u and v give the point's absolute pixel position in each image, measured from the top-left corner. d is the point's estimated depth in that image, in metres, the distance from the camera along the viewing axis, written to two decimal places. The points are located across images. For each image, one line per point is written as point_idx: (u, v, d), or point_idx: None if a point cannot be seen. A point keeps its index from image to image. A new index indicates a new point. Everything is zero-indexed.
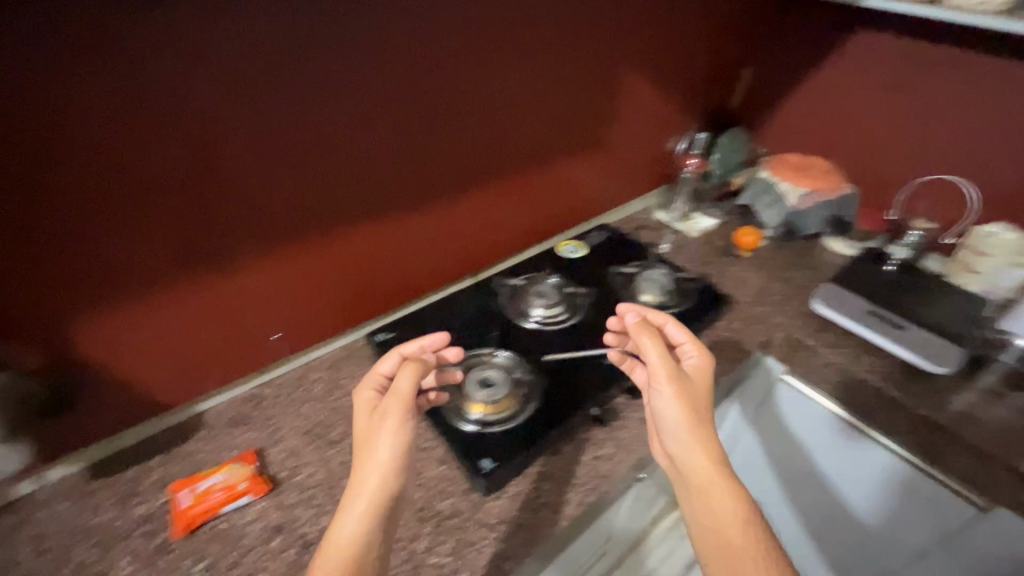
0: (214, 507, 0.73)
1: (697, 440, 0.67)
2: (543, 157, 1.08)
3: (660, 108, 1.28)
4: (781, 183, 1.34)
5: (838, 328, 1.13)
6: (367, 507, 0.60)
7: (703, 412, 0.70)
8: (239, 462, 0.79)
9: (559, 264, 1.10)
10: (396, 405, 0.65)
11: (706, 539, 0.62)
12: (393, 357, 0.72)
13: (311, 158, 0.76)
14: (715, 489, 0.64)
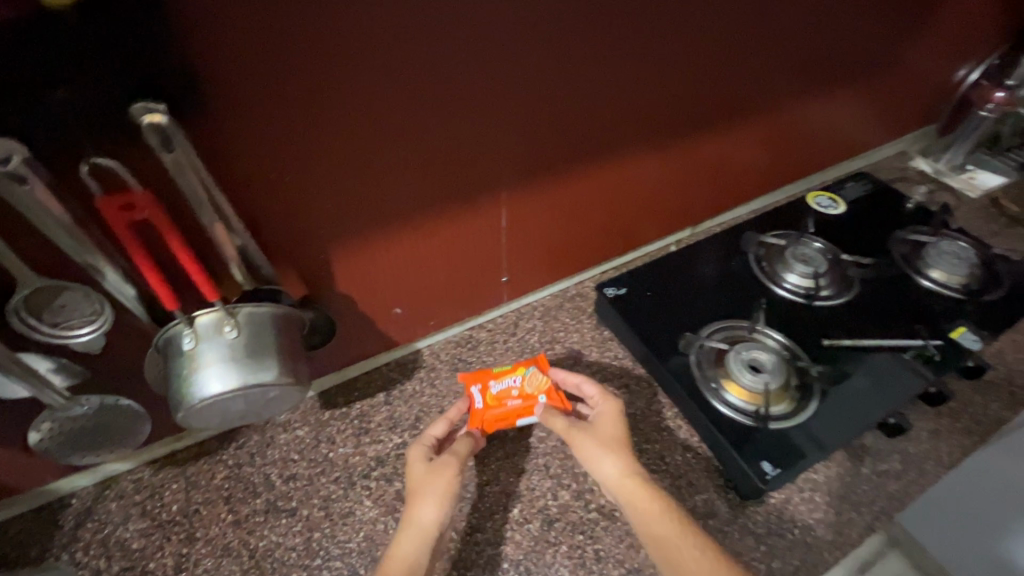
0: (509, 413, 0.68)
1: (624, 477, 0.57)
2: (814, 80, 0.86)
3: (969, 17, 0.96)
4: None
5: None
6: (409, 552, 0.53)
7: (626, 449, 0.60)
8: (537, 368, 0.70)
9: (818, 222, 0.89)
10: (453, 461, 0.59)
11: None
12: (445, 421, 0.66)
13: (587, 76, 0.62)
14: (656, 520, 0.54)
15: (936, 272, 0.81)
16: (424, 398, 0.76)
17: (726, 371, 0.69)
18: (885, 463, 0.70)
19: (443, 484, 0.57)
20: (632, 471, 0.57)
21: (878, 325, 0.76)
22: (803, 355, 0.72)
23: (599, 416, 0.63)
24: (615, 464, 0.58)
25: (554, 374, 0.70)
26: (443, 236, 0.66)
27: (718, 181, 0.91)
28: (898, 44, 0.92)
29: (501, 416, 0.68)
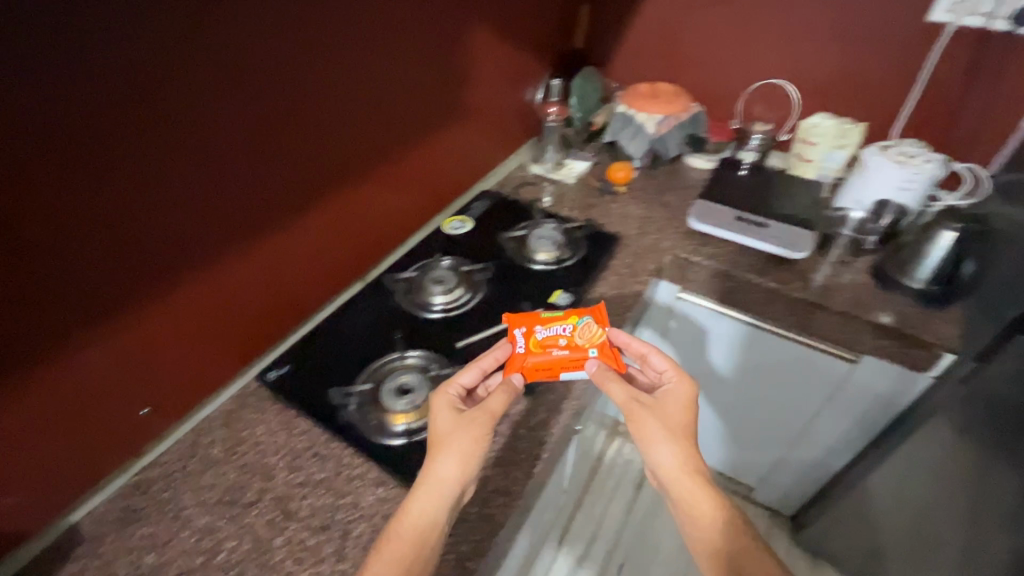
0: (555, 362, 0.81)
1: (681, 465, 0.73)
2: (403, 136, 1.03)
3: (511, 58, 1.26)
4: (637, 114, 1.39)
5: (716, 238, 1.22)
6: (432, 506, 0.64)
7: (689, 430, 0.76)
8: (588, 322, 0.86)
9: (447, 245, 1.08)
10: (484, 419, 0.70)
11: (699, 540, 0.72)
12: (476, 369, 0.77)
13: (131, 211, 0.65)
14: (699, 500, 0.72)
15: (541, 255, 1.05)
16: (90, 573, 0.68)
17: (383, 405, 0.81)
18: (536, 418, 0.86)
19: (467, 441, 0.67)
20: (682, 461, 0.73)
21: (499, 314, 0.93)
22: (442, 362, 0.86)
23: (665, 395, 0.79)
24: (667, 449, 0.73)
25: (609, 335, 0.85)
26: (34, 398, 0.63)
27: (361, 237, 1.03)
28: (465, 90, 1.16)
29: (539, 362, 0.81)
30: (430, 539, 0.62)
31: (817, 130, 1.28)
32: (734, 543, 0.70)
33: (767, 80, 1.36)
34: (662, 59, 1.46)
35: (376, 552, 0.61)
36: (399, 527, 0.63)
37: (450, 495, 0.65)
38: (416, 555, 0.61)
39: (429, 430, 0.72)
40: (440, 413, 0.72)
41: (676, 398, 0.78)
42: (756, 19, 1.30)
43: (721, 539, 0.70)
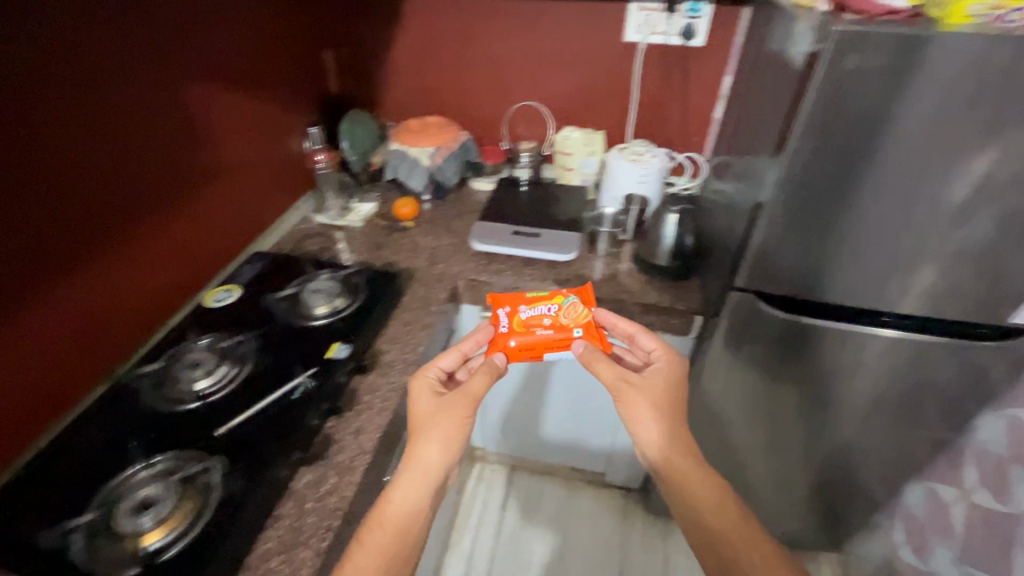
0: (538, 343, 0.97)
1: (675, 446, 0.88)
2: (162, 206, 0.97)
3: (261, 111, 1.21)
4: (410, 149, 1.43)
5: (499, 255, 1.28)
6: (420, 488, 0.79)
7: (677, 413, 0.90)
8: (575, 302, 1.03)
9: (206, 325, 1.00)
10: (464, 407, 0.83)
11: (693, 512, 0.87)
12: (453, 355, 0.91)
13: None
14: (693, 474, 0.87)
15: (320, 308, 1.02)
16: None
17: (118, 532, 0.69)
18: (325, 484, 0.79)
19: (447, 425, 0.81)
20: (677, 439, 0.88)
21: (269, 384, 0.88)
22: (194, 458, 0.77)
23: (659, 373, 0.93)
24: (657, 428, 0.89)
25: (593, 317, 1.01)
26: None
27: (116, 320, 0.93)
28: (212, 151, 1.08)
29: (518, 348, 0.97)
30: (415, 518, 0.77)
31: (569, 141, 1.44)
32: (697, 499, 0.86)
33: (519, 103, 1.49)
34: (424, 96, 1.53)
35: (365, 535, 0.75)
36: (384, 512, 0.77)
37: (432, 478, 0.80)
38: (404, 533, 0.75)
39: (412, 412, 0.85)
40: (424, 398, 0.85)
41: (669, 368, 0.93)
42: (494, 50, 1.41)
43: (685, 493, 0.87)
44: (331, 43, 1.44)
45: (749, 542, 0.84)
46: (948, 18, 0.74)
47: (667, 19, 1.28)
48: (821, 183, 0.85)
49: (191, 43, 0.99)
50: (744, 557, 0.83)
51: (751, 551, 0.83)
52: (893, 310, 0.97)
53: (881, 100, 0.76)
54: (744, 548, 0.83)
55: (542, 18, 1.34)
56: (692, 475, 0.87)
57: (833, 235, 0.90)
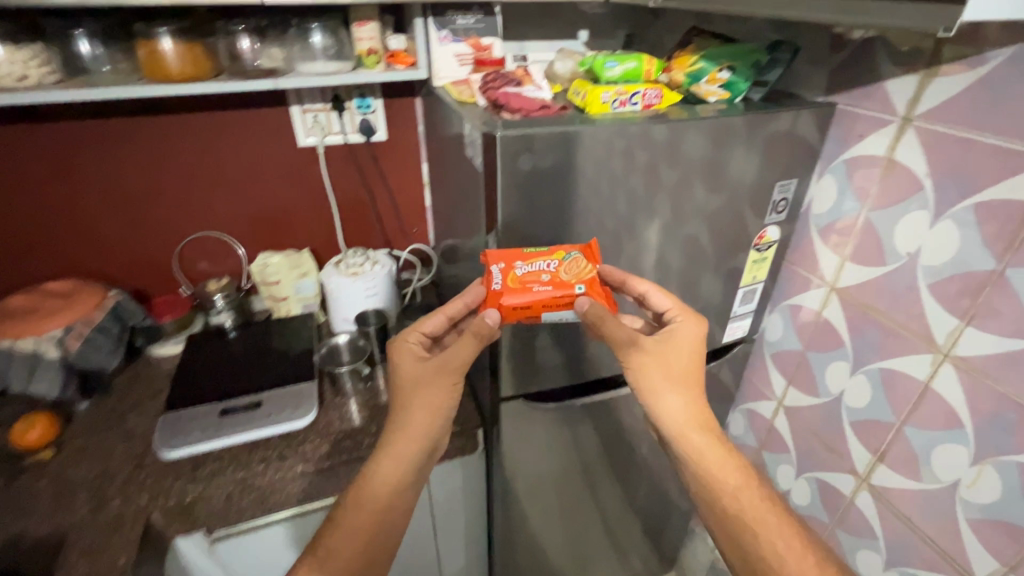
0: (532, 300, 0.73)
1: (690, 424, 0.75)
2: None
3: None
4: (17, 343, 0.96)
5: (207, 452, 0.92)
6: (401, 466, 0.76)
7: (695, 387, 0.77)
8: (579, 254, 0.76)
9: None
10: (455, 366, 0.76)
11: (706, 495, 0.74)
12: (439, 317, 0.79)
13: None
14: (710, 454, 0.74)
15: None
16: None
17: None
18: None
19: (431, 394, 0.77)
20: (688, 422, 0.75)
21: None
22: None
23: (682, 341, 0.77)
24: (675, 397, 0.75)
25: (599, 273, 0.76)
26: None
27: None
28: None
29: (523, 292, 0.73)
30: (398, 491, 0.76)
31: (269, 270, 1.18)
32: (713, 467, 0.74)
33: (187, 236, 1.18)
34: (32, 254, 1.07)
35: (345, 511, 0.75)
36: (364, 490, 0.75)
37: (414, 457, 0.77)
38: (382, 511, 0.75)
39: (396, 382, 0.78)
40: (409, 364, 0.77)
41: (688, 338, 0.77)
42: (123, 184, 1.07)
43: (699, 464, 0.74)
44: None
45: (759, 497, 0.72)
46: (589, 106, 0.78)
47: (338, 118, 1.15)
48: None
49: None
50: (753, 516, 0.71)
51: (762, 511, 0.71)
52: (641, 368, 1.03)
53: (564, 191, 0.74)
54: (757, 507, 0.72)
55: (179, 137, 1.07)
56: (711, 444, 0.75)
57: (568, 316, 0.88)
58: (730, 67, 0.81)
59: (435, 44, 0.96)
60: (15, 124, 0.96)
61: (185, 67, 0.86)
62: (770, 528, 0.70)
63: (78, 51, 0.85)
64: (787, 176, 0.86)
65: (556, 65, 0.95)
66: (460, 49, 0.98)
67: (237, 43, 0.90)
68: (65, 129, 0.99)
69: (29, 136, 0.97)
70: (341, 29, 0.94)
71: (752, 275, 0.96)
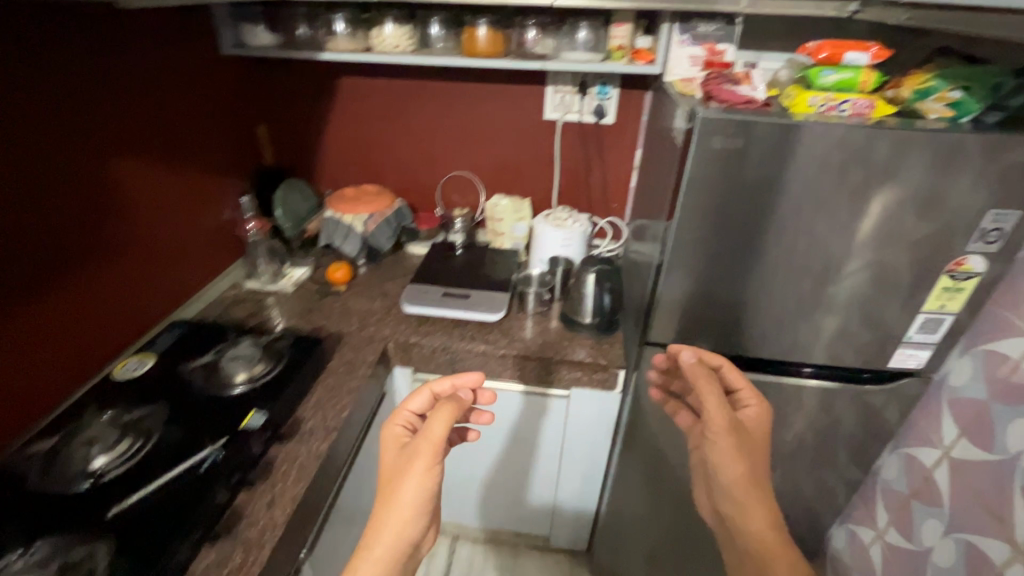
0: (845, 43, 0.88)
1: (746, 492, 0.86)
2: (72, 266, 0.93)
3: (191, 182, 1.21)
4: (344, 217, 1.47)
5: (429, 317, 1.31)
6: (384, 554, 0.77)
7: (755, 468, 0.86)
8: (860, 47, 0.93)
9: (117, 393, 0.97)
10: (427, 446, 0.79)
11: (750, 555, 0.87)
12: (424, 396, 0.90)
13: None
14: (763, 534, 0.85)
15: (240, 376, 1.00)
16: None
17: None
18: (229, 564, 0.73)
19: (413, 476, 0.78)
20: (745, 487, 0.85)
21: (177, 455, 0.85)
22: (77, 541, 0.72)
23: (743, 415, 0.93)
24: (738, 463, 0.85)
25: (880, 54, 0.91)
26: None
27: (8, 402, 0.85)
28: (130, 224, 1.05)
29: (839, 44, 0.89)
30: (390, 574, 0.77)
31: (499, 207, 1.53)
32: (753, 526, 0.85)
33: (453, 172, 1.59)
34: (361, 164, 1.60)
35: None
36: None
37: (411, 532, 0.79)
38: None
39: (381, 468, 0.84)
40: (389, 449, 0.85)
41: (755, 423, 0.92)
42: (425, 129, 1.53)
43: (742, 521, 0.87)
44: (267, 119, 1.49)
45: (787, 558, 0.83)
46: (795, 106, 0.88)
47: (580, 100, 1.42)
48: (711, 275, 0.95)
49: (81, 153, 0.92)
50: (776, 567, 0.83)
51: (779, 553, 0.83)
52: (809, 361, 1.02)
53: (739, 200, 0.87)
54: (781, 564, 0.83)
55: (464, 99, 1.46)
56: (752, 500, 0.85)
57: (734, 281, 0.95)
58: (964, 87, 0.82)
59: (675, 46, 1.16)
60: (376, 80, 1.47)
61: (490, 47, 1.21)
62: (774, 555, 0.84)
63: (430, 32, 1.27)
64: (1009, 207, 0.82)
65: (781, 73, 1.06)
66: (696, 53, 1.16)
67: (526, 34, 1.24)
68: (405, 85, 1.47)
69: (388, 85, 1.47)
70: (603, 28, 1.21)
71: (942, 301, 0.92)
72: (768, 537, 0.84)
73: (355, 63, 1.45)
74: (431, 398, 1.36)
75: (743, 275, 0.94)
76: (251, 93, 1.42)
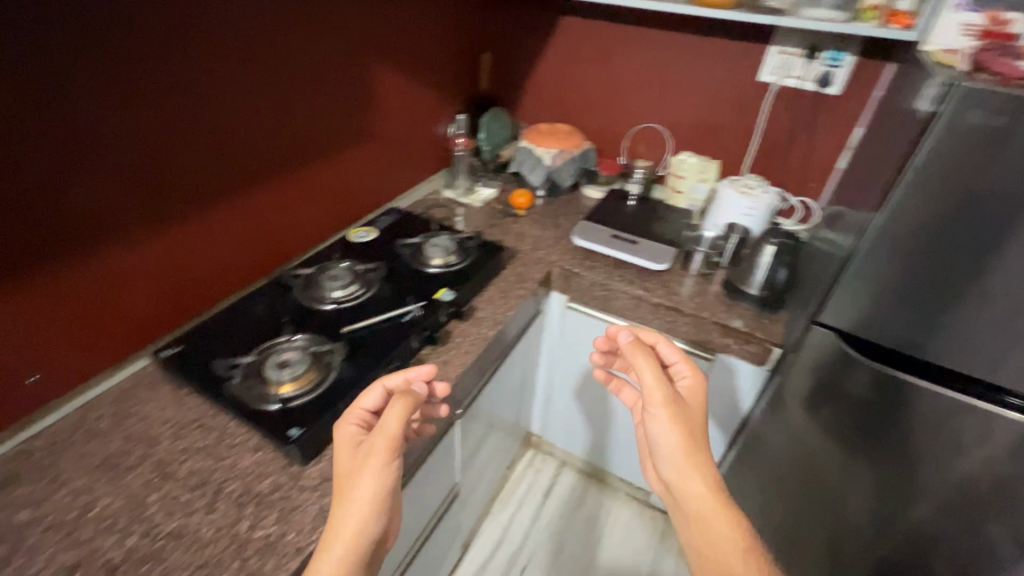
0: None
1: (691, 463, 0.77)
2: (327, 144, 1.18)
3: (421, 95, 1.43)
4: (536, 148, 1.59)
5: (594, 254, 1.40)
6: (344, 556, 0.64)
7: (695, 431, 0.80)
8: None
9: (349, 250, 1.24)
10: (387, 434, 0.68)
11: (702, 548, 0.72)
12: (374, 393, 0.78)
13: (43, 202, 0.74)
14: (711, 513, 0.73)
15: (436, 260, 1.20)
16: None
17: (265, 378, 0.89)
18: None
19: (370, 469, 0.67)
20: (683, 450, 0.78)
21: (385, 305, 1.07)
22: (322, 342, 0.97)
23: (681, 387, 0.89)
24: (666, 426, 0.79)
25: None
26: None
27: (260, 249, 1.12)
28: (372, 120, 1.29)
29: None
30: None
31: (684, 164, 1.53)
32: (697, 502, 0.75)
33: (645, 124, 1.61)
34: (559, 103, 1.70)
35: None
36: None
37: (362, 540, 0.65)
38: None
39: (335, 467, 0.72)
40: (344, 445, 0.73)
41: (695, 393, 0.87)
42: (629, 77, 1.56)
43: (684, 500, 0.76)
44: (491, 51, 1.67)
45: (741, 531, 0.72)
46: None
47: (806, 65, 1.33)
48: (921, 266, 0.85)
49: (246, 65, 0.95)
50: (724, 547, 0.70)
51: (728, 536, 0.71)
52: (1020, 391, 0.86)
53: (988, 187, 0.76)
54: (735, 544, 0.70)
55: (676, 49, 1.46)
56: (693, 470, 0.76)
57: (947, 283, 0.84)
58: None
59: (947, 9, 1.03)
60: (594, 22, 1.54)
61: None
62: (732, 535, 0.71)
63: None
64: None
65: None
66: (972, 20, 1.02)
67: None
68: (621, 30, 1.51)
69: (604, 29, 1.53)
70: None
71: None
72: (726, 517, 0.72)
73: (579, 2, 1.53)
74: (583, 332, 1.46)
75: (967, 280, 0.82)
76: (482, 25, 1.59)
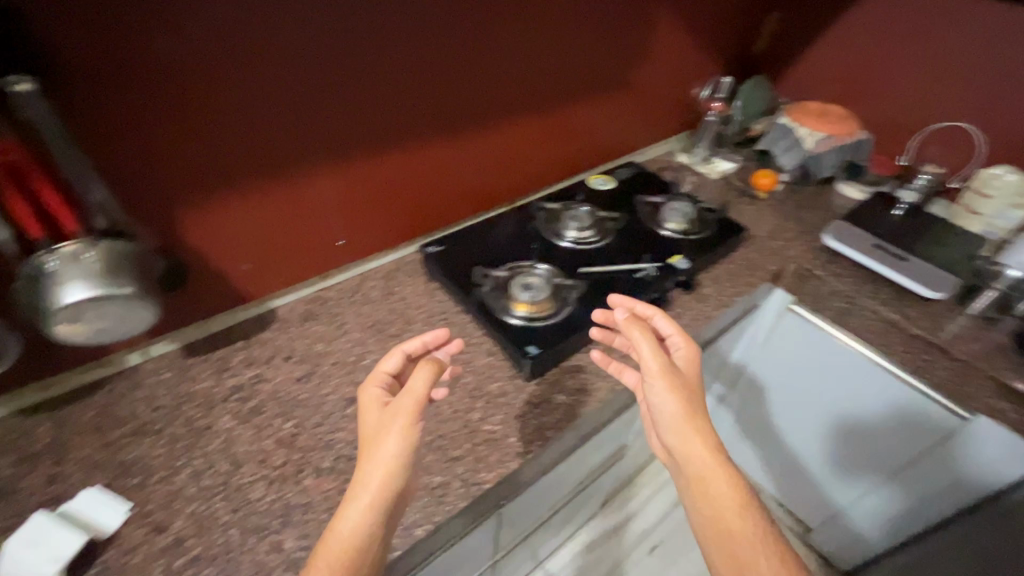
0: None
1: (687, 427, 0.69)
2: (596, 84, 1.18)
3: (692, 49, 1.34)
4: (800, 128, 1.41)
5: (845, 259, 1.23)
6: (374, 514, 0.61)
7: (694, 398, 0.72)
8: None
9: (587, 194, 1.26)
10: (413, 399, 0.65)
11: (707, 527, 0.66)
12: (396, 355, 0.73)
13: (382, 91, 0.87)
14: (711, 482, 0.67)
15: (671, 224, 1.17)
16: (291, 334, 0.95)
17: (509, 294, 0.96)
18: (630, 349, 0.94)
19: (394, 433, 0.63)
20: (689, 417, 0.70)
21: (617, 257, 1.08)
22: (562, 277, 1.02)
23: (677, 359, 0.77)
24: (672, 397, 0.70)
25: None
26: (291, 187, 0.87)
27: (505, 176, 1.18)
28: (640, 67, 1.25)
29: None
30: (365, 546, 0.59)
31: (995, 182, 1.23)
32: (701, 471, 0.67)
33: (954, 121, 1.32)
34: (841, 81, 1.47)
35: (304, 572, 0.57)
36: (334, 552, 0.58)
37: (385, 502, 0.61)
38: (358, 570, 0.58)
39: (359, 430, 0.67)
40: (368, 405, 0.69)
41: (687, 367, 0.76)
42: (952, 60, 1.28)
43: (686, 467, 0.69)
44: (776, 10, 1.50)
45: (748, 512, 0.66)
46: None
47: None
48: None
49: None
50: (740, 533, 0.64)
51: (737, 526, 0.65)
52: None
53: None
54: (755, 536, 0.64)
55: None
56: (697, 442, 0.68)
57: None
58: None
59: None
60: None
61: None
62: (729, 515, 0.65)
63: None
64: None
65: None
66: None
67: None
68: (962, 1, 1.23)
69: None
70: None
71: None
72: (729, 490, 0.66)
73: None
74: (796, 338, 1.30)
75: None
76: None
